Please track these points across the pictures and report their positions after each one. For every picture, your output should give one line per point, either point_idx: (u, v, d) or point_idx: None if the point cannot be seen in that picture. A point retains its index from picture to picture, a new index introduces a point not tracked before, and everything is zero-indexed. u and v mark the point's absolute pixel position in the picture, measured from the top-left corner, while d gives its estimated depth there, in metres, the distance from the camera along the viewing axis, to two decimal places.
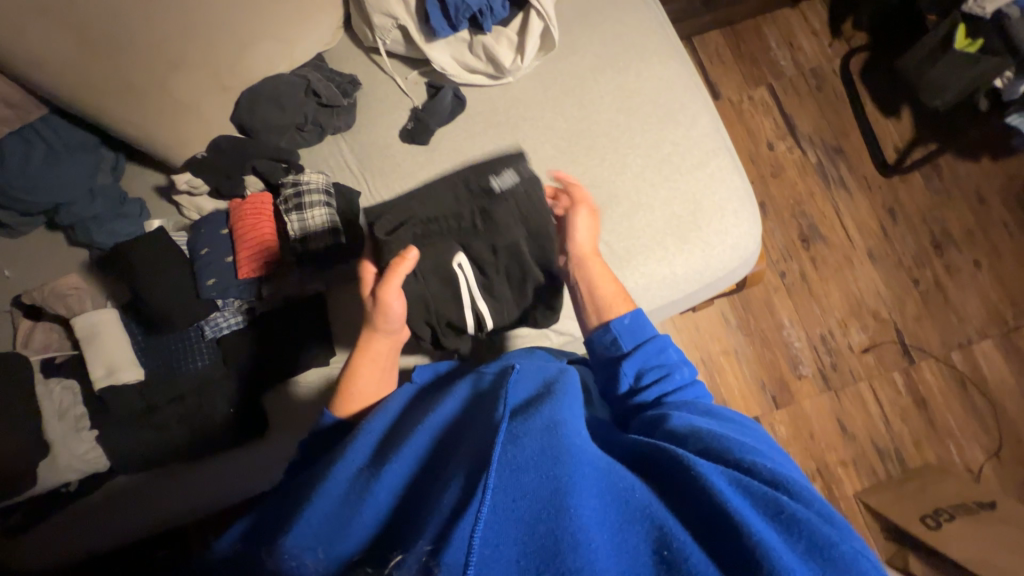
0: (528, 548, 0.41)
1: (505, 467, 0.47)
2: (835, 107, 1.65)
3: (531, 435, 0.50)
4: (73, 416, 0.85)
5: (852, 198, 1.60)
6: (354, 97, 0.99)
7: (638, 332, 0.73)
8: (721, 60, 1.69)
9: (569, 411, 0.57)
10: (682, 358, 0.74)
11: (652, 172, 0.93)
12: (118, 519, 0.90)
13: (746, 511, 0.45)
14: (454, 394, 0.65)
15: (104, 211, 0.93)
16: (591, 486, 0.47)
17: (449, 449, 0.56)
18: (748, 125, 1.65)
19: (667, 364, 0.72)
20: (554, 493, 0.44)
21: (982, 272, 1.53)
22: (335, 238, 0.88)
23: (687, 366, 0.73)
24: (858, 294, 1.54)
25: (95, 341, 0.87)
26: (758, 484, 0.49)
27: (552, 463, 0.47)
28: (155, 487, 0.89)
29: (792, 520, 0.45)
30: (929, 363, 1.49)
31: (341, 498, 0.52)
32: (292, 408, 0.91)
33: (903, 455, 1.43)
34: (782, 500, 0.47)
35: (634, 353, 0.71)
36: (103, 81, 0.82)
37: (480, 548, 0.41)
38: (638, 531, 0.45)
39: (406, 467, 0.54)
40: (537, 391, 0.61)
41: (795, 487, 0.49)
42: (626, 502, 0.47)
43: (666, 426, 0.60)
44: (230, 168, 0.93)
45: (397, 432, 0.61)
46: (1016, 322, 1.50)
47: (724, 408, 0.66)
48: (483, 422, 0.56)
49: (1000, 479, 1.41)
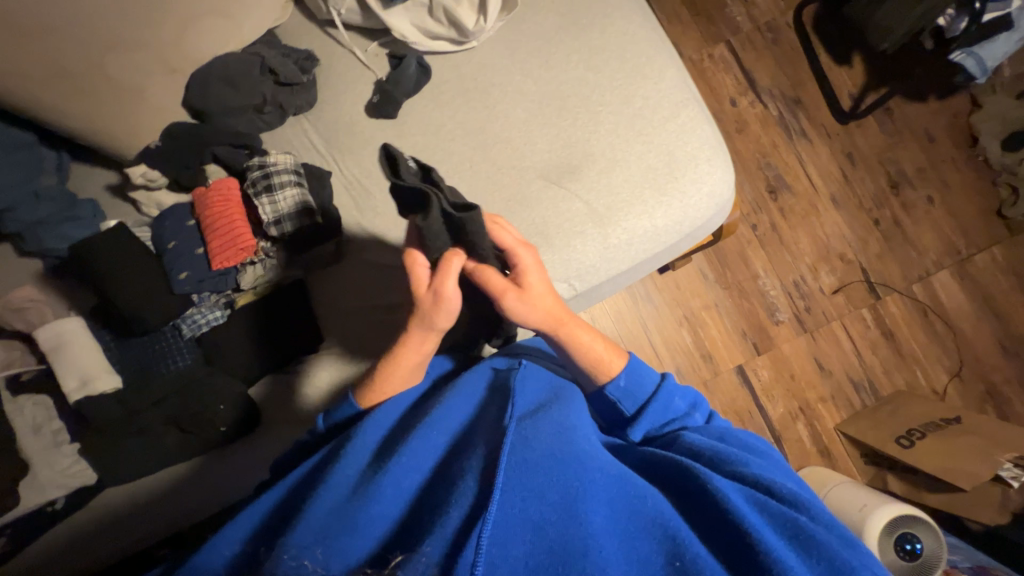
0: (536, 550, 0.45)
1: (515, 464, 0.51)
2: (791, 58, 1.69)
3: (540, 437, 0.55)
4: (50, 430, 0.82)
5: (813, 147, 1.65)
6: (313, 74, 0.95)
7: (638, 392, 0.69)
8: (679, 19, 1.70)
9: (577, 417, 0.62)
10: (690, 403, 0.72)
11: (626, 126, 0.93)
12: (99, 550, 0.85)
13: (756, 521, 0.49)
14: (465, 393, 0.66)
15: (51, 214, 0.87)
16: (601, 494, 0.51)
17: (463, 445, 0.58)
18: (711, 83, 1.67)
19: (676, 412, 0.70)
20: (564, 497, 0.49)
21: (935, 207, 1.62)
22: (310, 218, 0.85)
23: (697, 409, 0.72)
24: (825, 238, 1.61)
25: (62, 351, 0.82)
26: (776, 503, 0.52)
27: (561, 469, 0.51)
28: (138, 509, 0.84)
29: (810, 541, 0.48)
30: (893, 297, 1.58)
31: (350, 490, 0.54)
32: (282, 399, 0.89)
33: (876, 385, 1.53)
34: (801, 521, 0.50)
35: (641, 417, 0.68)
36: (34, 68, 0.76)
37: (488, 549, 0.44)
38: (653, 542, 0.49)
39: (419, 464, 0.56)
40: (544, 397, 0.64)
41: (813, 507, 0.53)
42: (638, 511, 0.51)
43: (682, 442, 0.63)
44: (188, 157, 0.89)
45: (404, 426, 0.62)
46: (968, 250, 1.60)
47: (740, 430, 0.69)
48: (494, 424, 0.59)
49: (962, 396, 1.52)
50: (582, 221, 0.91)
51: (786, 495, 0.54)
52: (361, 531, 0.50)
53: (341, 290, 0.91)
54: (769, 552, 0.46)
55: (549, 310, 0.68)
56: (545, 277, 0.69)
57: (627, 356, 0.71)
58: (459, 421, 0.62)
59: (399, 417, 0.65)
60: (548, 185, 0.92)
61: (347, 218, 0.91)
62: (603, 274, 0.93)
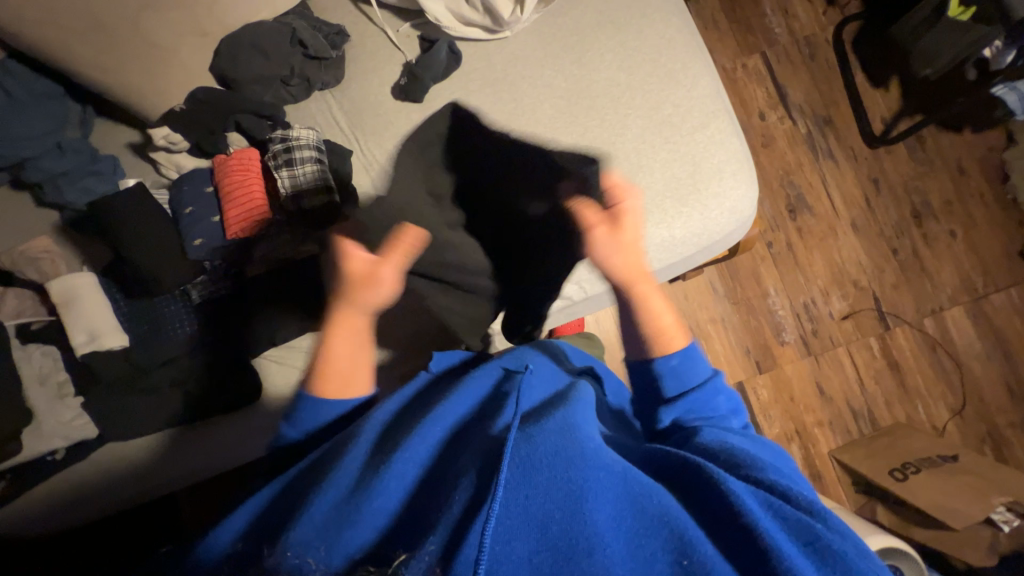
0: (541, 547, 0.43)
1: (517, 463, 0.48)
2: (827, 76, 1.65)
3: (544, 435, 0.52)
4: (56, 381, 0.83)
5: (839, 169, 1.62)
6: (343, 50, 0.94)
7: (686, 376, 0.67)
8: (716, 26, 1.66)
9: (583, 415, 0.59)
10: (730, 408, 0.69)
11: (655, 132, 0.92)
12: (93, 504, 0.87)
13: (771, 527, 0.46)
14: (467, 392, 0.66)
15: (73, 167, 0.87)
16: (606, 493, 0.48)
17: (463, 444, 0.56)
18: (741, 94, 1.64)
19: (714, 411, 0.67)
20: (569, 495, 0.46)
21: (957, 241, 1.59)
22: (328, 196, 0.84)
23: (734, 416, 0.69)
24: (840, 263, 1.59)
25: (74, 305, 0.83)
26: (790, 509, 0.49)
27: (565, 465, 0.48)
28: (134, 467, 0.86)
29: (828, 551, 0.45)
30: (903, 329, 1.56)
31: (353, 483, 0.53)
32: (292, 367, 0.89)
33: (875, 415, 1.52)
34: (816, 529, 0.47)
35: (678, 402, 0.66)
36: (72, 18, 0.76)
37: (491, 546, 0.42)
38: (659, 540, 0.46)
39: (419, 457, 0.55)
40: (549, 397, 0.63)
41: (830, 518, 0.50)
42: (644, 508, 0.48)
43: (697, 441, 0.60)
44: (213, 123, 0.87)
45: (404, 421, 0.62)
46: (986, 289, 1.57)
47: (762, 440, 0.66)
48: (492, 424, 0.57)
49: (962, 434, 1.51)
50: None
51: (799, 500, 0.51)
52: (363, 522, 0.48)
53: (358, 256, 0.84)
54: (783, 559, 0.43)
55: (634, 261, 0.71)
56: (639, 228, 0.73)
57: (690, 341, 0.69)
58: (457, 415, 0.62)
59: (395, 415, 0.64)
60: None
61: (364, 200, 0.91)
62: None
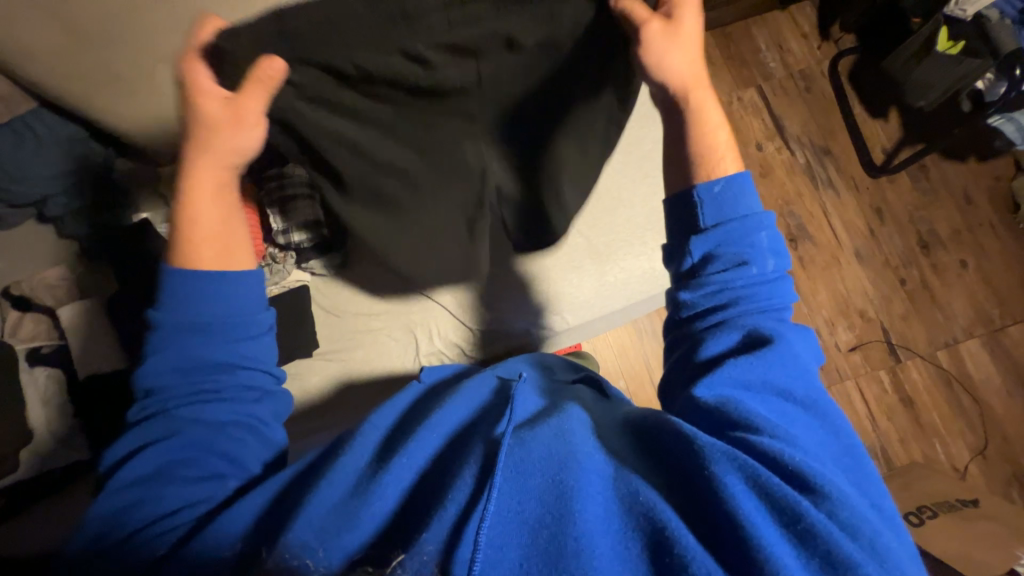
0: (531, 549, 0.44)
1: (511, 467, 0.49)
2: (823, 107, 1.66)
3: (538, 439, 0.51)
4: (57, 404, 0.87)
5: (840, 199, 1.61)
6: None
7: (727, 207, 0.57)
8: (710, 61, 1.70)
9: (580, 415, 0.56)
10: (774, 249, 0.57)
11: (635, 167, 0.98)
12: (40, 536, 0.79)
13: (755, 515, 0.43)
14: (467, 393, 0.63)
15: (95, 202, 0.99)
16: (596, 493, 0.47)
17: (463, 445, 0.55)
18: (737, 125, 1.66)
19: (749, 252, 0.56)
20: (558, 497, 0.46)
21: (968, 271, 1.55)
22: (318, 228, 0.91)
23: (778, 259, 0.57)
24: (845, 293, 1.55)
25: (83, 331, 0.91)
26: (780, 484, 0.44)
27: (556, 469, 0.48)
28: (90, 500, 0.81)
29: (809, 532, 0.42)
30: (915, 362, 1.50)
31: (351, 487, 0.51)
32: (301, 386, 0.95)
33: (888, 452, 1.44)
34: (803, 507, 0.43)
35: (714, 232, 0.56)
36: (91, 72, 0.81)
37: (485, 549, 0.44)
38: (640, 537, 0.44)
39: (416, 462, 0.53)
40: (543, 405, 0.60)
41: (832, 496, 0.44)
42: (630, 505, 0.46)
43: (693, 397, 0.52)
44: None
45: (406, 423, 0.59)
46: (1002, 321, 1.51)
47: (787, 332, 0.54)
48: (488, 428, 0.55)
49: (986, 477, 1.42)
50: (581, 256, 0.96)
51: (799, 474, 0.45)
52: (361, 525, 0.48)
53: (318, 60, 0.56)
54: (767, 552, 0.40)
55: (691, 71, 0.62)
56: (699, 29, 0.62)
57: (744, 170, 0.59)
58: (457, 419, 0.59)
59: (400, 416, 0.62)
60: None
61: None
62: (594, 311, 0.97)
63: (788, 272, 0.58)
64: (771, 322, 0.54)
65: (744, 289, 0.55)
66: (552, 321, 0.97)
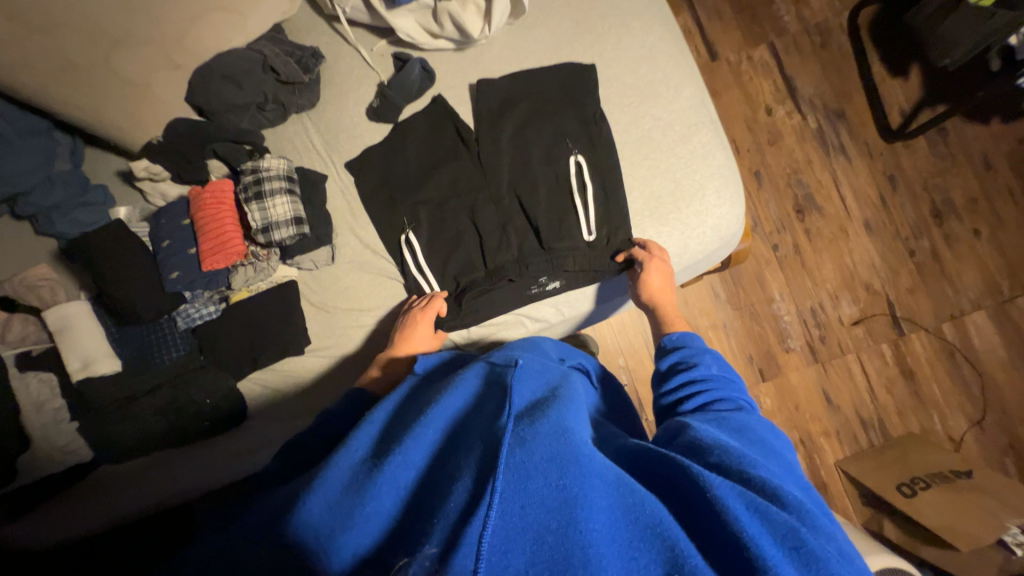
0: (538, 559, 0.38)
1: (513, 470, 0.43)
2: (839, 66, 1.55)
3: (539, 439, 0.46)
4: (51, 408, 0.88)
5: (851, 166, 1.53)
6: (316, 72, 0.97)
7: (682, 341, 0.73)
8: (720, 17, 1.57)
9: (579, 417, 0.52)
10: (725, 367, 0.69)
11: (632, 148, 0.96)
12: (83, 508, 0.91)
13: (757, 533, 0.39)
14: (462, 384, 0.60)
15: (63, 199, 0.91)
16: (600, 501, 0.41)
17: (461, 442, 0.51)
18: (746, 88, 1.55)
19: (701, 365, 0.68)
20: (563, 504, 0.40)
21: (981, 241, 1.49)
22: (299, 228, 0.90)
23: (729, 373, 0.68)
24: (851, 265, 1.49)
25: (67, 334, 0.88)
26: (778, 509, 0.42)
27: (560, 473, 0.42)
28: (131, 483, 0.92)
29: (813, 557, 0.39)
30: (918, 335, 1.47)
31: (344, 487, 0.47)
32: (289, 380, 0.94)
33: (886, 425, 1.43)
34: (803, 532, 0.40)
35: (671, 354, 0.72)
36: (44, 62, 0.78)
37: (489, 556, 0.37)
38: (649, 551, 0.40)
39: (416, 460, 0.49)
40: (541, 396, 0.56)
41: (815, 516, 0.43)
42: (636, 519, 0.41)
43: (682, 438, 0.52)
44: (191, 153, 0.92)
45: (399, 426, 0.55)
46: (1012, 292, 1.47)
47: (742, 414, 0.58)
48: (484, 426, 0.51)
49: (981, 448, 1.41)
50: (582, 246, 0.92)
51: (785, 499, 0.43)
52: (359, 525, 0.44)
53: (418, 152, 0.97)
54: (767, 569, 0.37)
55: (657, 291, 0.86)
56: (661, 274, 0.86)
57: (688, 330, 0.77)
58: (452, 415, 0.55)
59: (387, 422, 0.57)
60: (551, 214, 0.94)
61: (341, 227, 0.97)
62: (589, 308, 0.98)
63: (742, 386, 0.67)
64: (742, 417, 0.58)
65: (708, 397, 0.63)
66: (545, 314, 0.96)
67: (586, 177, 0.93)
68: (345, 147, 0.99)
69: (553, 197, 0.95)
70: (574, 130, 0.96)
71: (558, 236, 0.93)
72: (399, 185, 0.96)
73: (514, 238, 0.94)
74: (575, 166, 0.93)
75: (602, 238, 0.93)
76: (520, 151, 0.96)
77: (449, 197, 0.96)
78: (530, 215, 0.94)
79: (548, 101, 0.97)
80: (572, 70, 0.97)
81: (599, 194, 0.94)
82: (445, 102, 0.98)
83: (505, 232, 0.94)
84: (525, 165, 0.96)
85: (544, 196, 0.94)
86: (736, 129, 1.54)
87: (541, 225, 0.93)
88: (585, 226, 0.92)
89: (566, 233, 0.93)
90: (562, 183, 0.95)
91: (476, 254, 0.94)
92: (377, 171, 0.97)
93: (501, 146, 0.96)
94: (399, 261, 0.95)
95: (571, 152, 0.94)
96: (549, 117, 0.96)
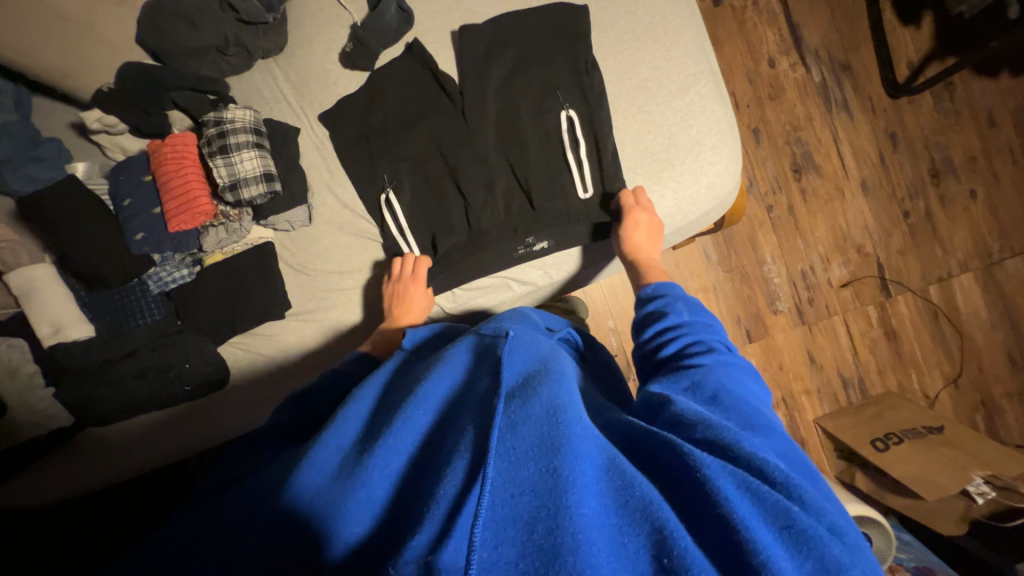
0: (528, 549, 0.37)
1: (503, 458, 0.42)
2: (849, 13, 1.46)
3: (529, 423, 0.45)
4: (25, 373, 0.85)
5: (853, 123, 1.47)
6: (280, 11, 0.87)
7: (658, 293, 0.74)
8: None
9: (572, 392, 0.50)
10: (705, 320, 0.68)
11: (626, 100, 0.90)
12: (74, 471, 0.91)
13: (748, 515, 0.39)
14: (452, 359, 0.59)
15: (10, 153, 0.83)
16: (591, 485, 0.40)
17: (453, 423, 0.50)
18: (750, 37, 1.46)
19: (678, 317, 0.68)
20: (551, 490, 0.39)
21: (976, 202, 1.47)
22: (270, 186, 0.84)
23: (710, 328, 0.66)
24: (844, 227, 1.47)
25: (34, 299, 0.84)
26: (769, 488, 0.41)
27: (549, 456, 0.41)
28: (119, 446, 0.92)
29: (802, 536, 0.39)
30: (905, 297, 1.47)
31: (334, 473, 0.47)
32: (271, 343, 0.92)
33: (865, 383, 1.46)
34: (794, 511, 0.40)
35: (646, 306, 0.73)
36: None
37: (479, 554, 0.36)
38: (639, 536, 0.38)
39: (406, 444, 0.48)
40: (533, 367, 0.54)
41: (806, 492, 0.43)
42: (626, 502, 0.40)
43: (664, 415, 0.51)
44: (147, 103, 0.85)
45: (388, 407, 0.54)
46: (1000, 254, 1.47)
47: (714, 373, 0.57)
48: (476, 408, 0.50)
49: (954, 405, 1.46)
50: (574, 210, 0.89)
51: (773, 476, 0.43)
52: (351, 512, 0.43)
53: (397, 103, 0.90)
54: (759, 553, 0.37)
55: (635, 245, 0.83)
56: (643, 228, 0.84)
57: (671, 279, 0.75)
58: (443, 394, 0.54)
59: (377, 402, 0.56)
60: (543, 174, 0.89)
61: (317, 185, 0.92)
62: (577, 269, 0.95)
63: (726, 342, 0.65)
64: (720, 377, 0.56)
65: (681, 352, 0.63)
66: (532, 277, 0.93)
67: (579, 131, 0.87)
68: (318, 97, 0.92)
69: (543, 154, 0.89)
70: (566, 81, 0.89)
71: (549, 198, 0.89)
72: (378, 140, 0.90)
73: (502, 198, 0.90)
74: (567, 119, 0.87)
75: (596, 198, 0.89)
76: (507, 102, 0.90)
77: (431, 153, 0.90)
78: (518, 174, 0.89)
79: (539, 47, 0.89)
80: (564, 12, 0.89)
81: (596, 151, 0.88)
82: (419, 47, 0.90)
83: (491, 192, 0.89)
84: (512, 118, 0.90)
85: (534, 154, 0.89)
86: (737, 82, 1.46)
87: (529, 180, 0.89)
88: (581, 185, 0.88)
89: (558, 194, 0.89)
90: (553, 138, 0.89)
91: (459, 214, 0.90)
92: (354, 124, 0.90)
93: (487, 97, 0.89)
94: (379, 222, 0.90)
95: (563, 106, 0.88)
96: (539, 66, 0.89)
